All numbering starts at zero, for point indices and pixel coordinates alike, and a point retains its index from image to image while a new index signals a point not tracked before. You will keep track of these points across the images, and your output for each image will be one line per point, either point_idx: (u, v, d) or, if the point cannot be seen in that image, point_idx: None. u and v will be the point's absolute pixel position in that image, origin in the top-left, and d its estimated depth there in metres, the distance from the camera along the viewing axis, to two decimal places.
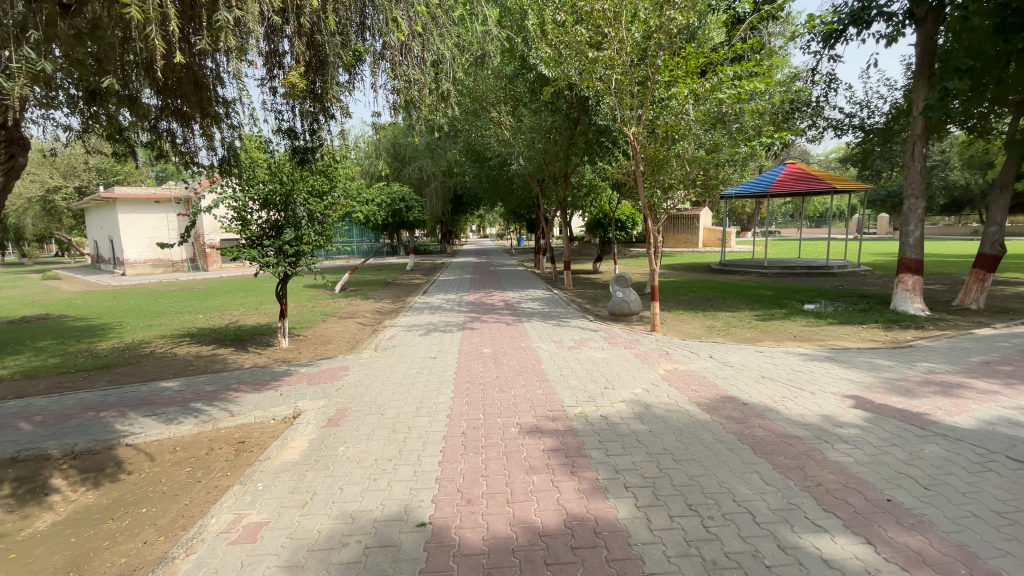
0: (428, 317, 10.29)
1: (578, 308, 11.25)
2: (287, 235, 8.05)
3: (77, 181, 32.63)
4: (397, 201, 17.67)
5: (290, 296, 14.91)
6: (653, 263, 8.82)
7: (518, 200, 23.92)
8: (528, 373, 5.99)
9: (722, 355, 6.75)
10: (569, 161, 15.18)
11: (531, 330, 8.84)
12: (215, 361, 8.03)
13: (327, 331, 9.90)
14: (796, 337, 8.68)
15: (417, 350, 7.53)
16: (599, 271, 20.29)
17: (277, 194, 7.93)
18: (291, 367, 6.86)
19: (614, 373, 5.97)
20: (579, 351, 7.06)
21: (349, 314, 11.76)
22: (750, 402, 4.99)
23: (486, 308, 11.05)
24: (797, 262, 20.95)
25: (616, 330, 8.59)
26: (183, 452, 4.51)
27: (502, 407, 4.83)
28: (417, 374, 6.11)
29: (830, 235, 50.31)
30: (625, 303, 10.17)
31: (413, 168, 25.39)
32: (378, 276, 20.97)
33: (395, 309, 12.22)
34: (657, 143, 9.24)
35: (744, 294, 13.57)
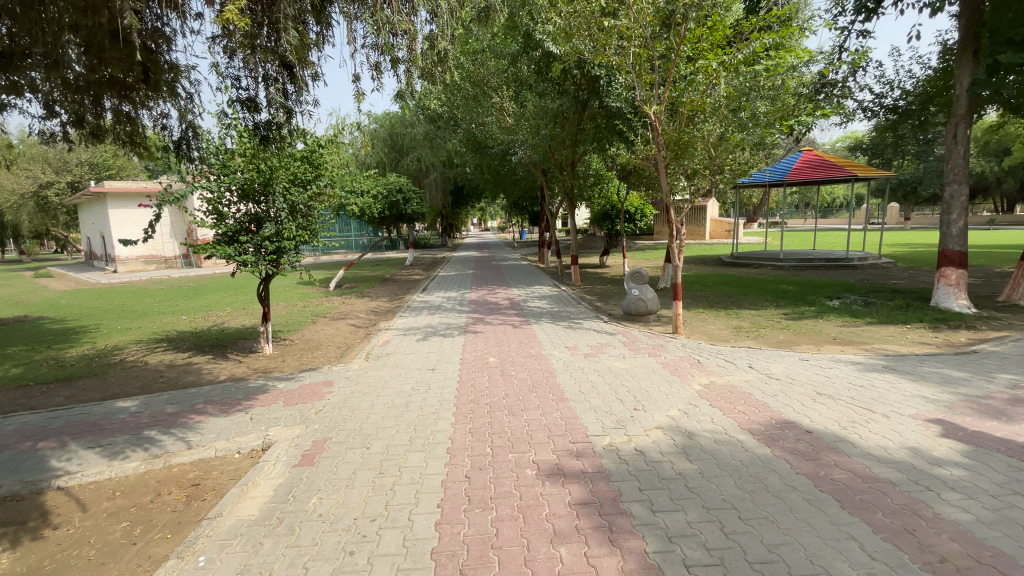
0: (428, 318, 9.41)
1: (590, 307, 10.35)
2: (267, 230, 7.14)
3: (66, 175, 31.69)
4: (394, 193, 16.74)
5: (281, 295, 14.02)
6: (677, 258, 7.91)
7: (521, 191, 22.93)
8: (542, 389, 5.12)
9: (763, 365, 5.87)
10: (577, 148, 14.25)
11: (542, 333, 7.96)
12: (189, 371, 7.17)
13: (317, 336, 9.04)
14: (836, 341, 7.81)
15: (413, 358, 6.66)
16: (607, 265, 19.41)
17: (254, 183, 7.04)
18: (270, 381, 5.99)
19: (642, 390, 5.09)
20: (598, 360, 6.18)
21: (342, 315, 10.87)
22: (815, 432, 4.11)
23: (490, 308, 10.18)
24: (813, 253, 20.05)
25: (636, 333, 7.71)
26: (122, 498, 3.63)
27: (514, 439, 3.96)
28: (412, 390, 5.24)
29: (839, 226, 49.29)
30: (642, 302, 9.30)
31: (411, 158, 24.38)
32: (376, 272, 20.08)
33: (392, 309, 11.34)
34: (680, 124, 8.19)
35: (765, 290, 12.66)
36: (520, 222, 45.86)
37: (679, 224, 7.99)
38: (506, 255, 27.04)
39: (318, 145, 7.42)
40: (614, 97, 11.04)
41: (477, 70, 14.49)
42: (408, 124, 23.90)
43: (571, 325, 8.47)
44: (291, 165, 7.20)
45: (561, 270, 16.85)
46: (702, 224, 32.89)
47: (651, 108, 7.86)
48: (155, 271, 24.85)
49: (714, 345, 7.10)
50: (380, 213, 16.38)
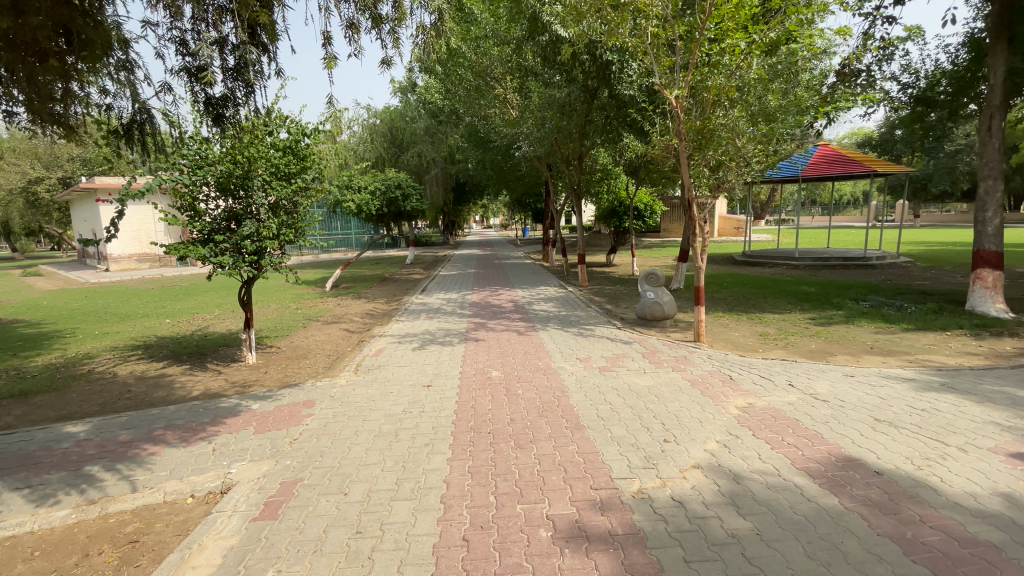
0: (426, 323, 8.69)
1: (600, 311, 9.59)
2: (246, 228, 6.42)
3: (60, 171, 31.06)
4: (392, 188, 15.96)
5: (274, 296, 13.31)
6: (699, 260, 7.14)
7: (524, 187, 22.14)
8: (555, 413, 4.41)
9: (805, 383, 5.14)
10: (585, 142, 13.47)
11: (550, 341, 7.24)
12: (160, 385, 6.50)
13: (305, 342, 8.34)
14: (873, 350, 7.08)
15: (407, 370, 5.93)
16: (614, 264, 18.68)
17: (232, 175, 6.34)
18: (244, 400, 5.29)
19: (671, 415, 4.37)
20: (616, 375, 5.46)
21: (334, 319, 10.16)
22: (886, 474, 3.39)
23: (493, 312, 9.46)
24: (829, 252, 19.23)
25: (655, 342, 6.98)
26: (41, 560, 2.96)
27: (523, 484, 3.26)
28: (404, 414, 4.54)
29: (847, 224, 48.46)
30: (657, 306, 8.59)
31: (411, 153, 23.54)
32: (375, 271, 19.39)
33: (388, 312, 10.63)
34: (703, 111, 7.32)
35: (785, 292, 11.89)
36: (523, 219, 44.99)
37: (703, 221, 7.22)
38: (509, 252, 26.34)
39: (304, 135, 6.72)
40: (627, 84, 10.24)
41: (479, 60, 14.11)
42: (409, 116, 23.28)
43: (581, 332, 7.72)
44: (273, 156, 6.51)
45: (567, 269, 16.10)
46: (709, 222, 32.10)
47: (672, 92, 6.98)
48: (149, 270, 24.25)
49: (744, 357, 6.36)
50: (379, 210, 15.62)
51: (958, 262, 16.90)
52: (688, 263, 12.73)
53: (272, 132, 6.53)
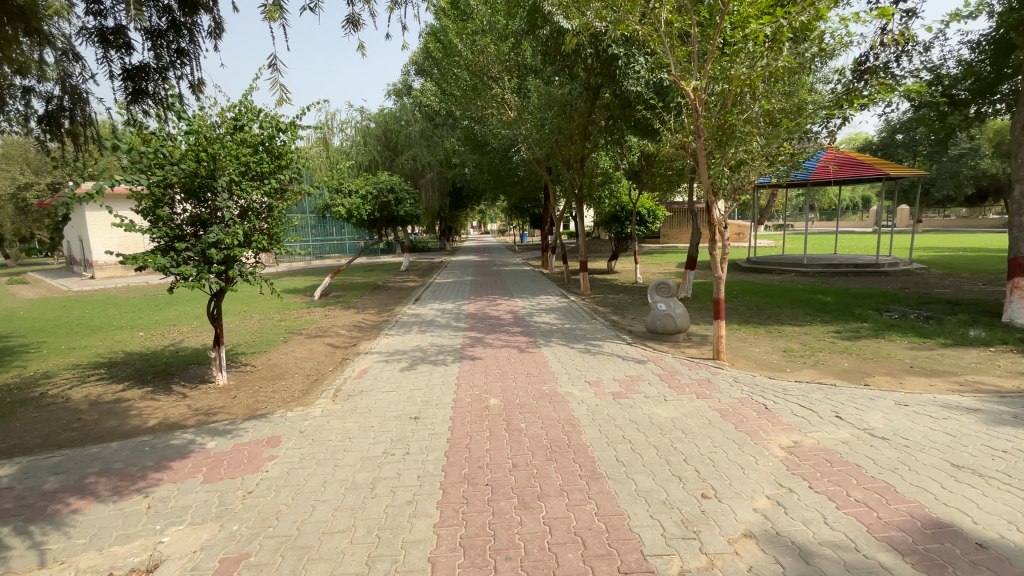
0: (417, 338, 7.94)
1: (606, 323, 8.86)
2: (211, 234, 5.66)
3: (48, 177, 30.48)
4: (385, 192, 14.71)
5: (258, 307, 12.53)
6: (720, 268, 6.41)
7: (523, 191, 21.37)
8: (566, 456, 3.68)
9: (856, 416, 4.40)
10: (587, 143, 12.77)
11: (555, 359, 6.51)
12: (114, 413, 5.72)
13: (284, 360, 7.57)
14: (914, 370, 6.37)
15: (392, 397, 5.16)
16: (616, 271, 17.98)
17: (196, 175, 5.61)
18: (200, 436, 4.52)
19: (705, 459, 3.65)
20: (634, 403, 4.73)
21: (318, 332, 9.38)
22: (992, 547, 2.67)
23: (492, 324, 8.71)
24: (839, 258, 18.55)
25: (671, 361, 6.26)
26: None
27: (531, 565, 2.53)
28: (385, 457, 3.79)
29: (848, 230, 48.02)
30: (669, 318, 7.87)
31: (406, 157, 22.65)
32: (368, 278, 18.64)
33: (377, 324, 9.86)
34: (724, 104, 6.58)
35: (801, 302, 11.19)
36: (521, 224, 44.34)
37: (725, 226, 6.47)
38: (507, 259, 25.63)
39: (281, 130, 6.01)
40: (635, 80, 9.51)
41: (476, 58, 13.58)
42: (404, 119, 22.59)
43: (589, 348, 6.98)
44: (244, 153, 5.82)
45: (567, 277, 15.36)
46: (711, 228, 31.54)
47: (690, 82, 6.26)
48: (136, 277, 23.33)
49: (774, 379, 5.64)
50: (372, 216, 14.71)
51: (974, 269, 16.26)
52: (696, 271, 12.07)
53: (241, 127, 5.86)
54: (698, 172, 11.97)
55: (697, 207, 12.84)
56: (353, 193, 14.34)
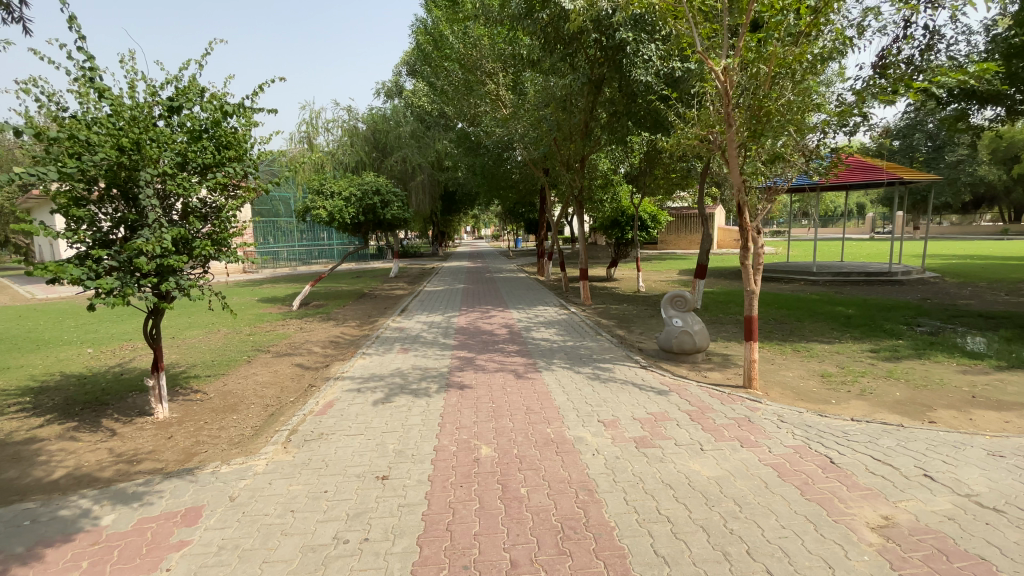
0: (398, 358, 6.92)
1: (613, 340, 7.87)
2: (138, 238, 4.58)
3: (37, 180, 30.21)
4: (370, 194, 13.64)
5: (229, 319, 11.45)
6: (753, 281, 5.47)
7: (517, 194, 20.36)
8: (583, 547, 2.68)
9: (950, 476, 3.43)
10: (589, 141, 11.83)
11: (558, 386, 5.51)
12: (16, 459, 4.66)
13: (241, 386, 6.50)
14: (978, 399, 5.43)
15: (358, 442, 4.13)
16: (615, 278, 17.01)
17: (121, 168, 4.60)
18: (99, 506, 3.50)
19: (774, 550, 2.66)
20: (663, 455, 3.75)
21: (287, 350, 8.29)
22: None
23: (484, 341, 7.69)
24: (849, 266, 17.70)
25: (695, 391, 5.29)
26: None
27: None
28: (334, 548, 2.75)
29: (845, 237, 47.49)
30: (686, 337, 6.91)
31: (395, 158, 21.42)
32: (353, 286, 17.57)
33: (355, 340, 8.79)
34: (758, 89, 5.64)
35: (821, 315, 10.26)
36: (515, 230, 43.41)
37: (759, 229, 5.48)
38: (502, 265, 24.65)
39: (227, 114, 4.97)
40: (643, 69, 8.52)
41: (469, 52, 12.74)
42: (393, 119, 21.48)
43: (597, 372, 5.96)
44: (182, 141, 4.81)
45: (566, 284, 14.33)
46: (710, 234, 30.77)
47: (720, 62, 5.34)
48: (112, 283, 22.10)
49: (823, 417, 4.67)
50: (356, 220, 13.54)
51: (991, 278, 15.44)
52: (706, 279, 11.12)
53: (179, 109, 4.83)
54: (719, 157, 10.82)
55: (707, 211, 11.80)
56: (336, 195, 13.26)
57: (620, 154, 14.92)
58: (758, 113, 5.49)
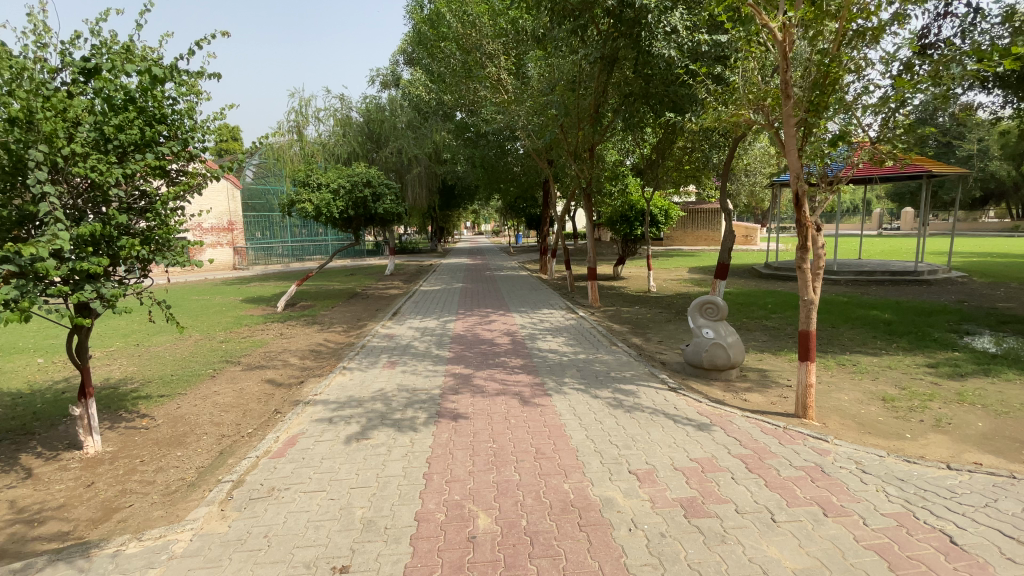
0: (382, 374, 5.91)
1: (630, 351, 6.86)
2: (47, 236, 3.47)
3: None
4: (360, 187, 12.60)
5: (203, 324, 10.41)
6: (811, 291, 4.48)
7: (517, 188, 19.27)
8: None
9: None
10: (599, 127, 10.81)
11: (573, 415, 4.51)
12: None
13: (197, 410, 5.51)
14: None
15: (317, 506, 3.14)
16: (623, 277, 16.01)
17: (18, 146, 3.45)
18: None
19: None
20: (721, 532, 2.78)
21: (259, 362, 7.28)
22: None
23: (483, 353, 6.68)
24: (870, 265, 16.66)
25: (740, 424, 4.32)
26: None
27: None
28: None
29: (853, 233, 46.56)
30: (719, 351, 5.94)
31: (389, 149, 20.06)
32: (345, 284, 16.58)
33: (338, 349, 7.77)
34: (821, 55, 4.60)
35: (857, 320, 9.24)
36: (515, 227, 42.33)
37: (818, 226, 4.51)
38: (501, 262, 23.59)
39: (159, 79, 4.00)
40: (665, 41, 7.55)
41: (467, 31, 11.73)
42: (388, 109, 20.29)
43: (618, 395, 4.97)
44: (102, 112, 3.82)
45: (572, 284, 13.30)
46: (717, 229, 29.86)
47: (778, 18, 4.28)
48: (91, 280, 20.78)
49: (908, 463, 3.72)
50: (345, 213, 12.49)
51: None
52: (727, 280, 10.12)
53: (96, 74, 3.85)
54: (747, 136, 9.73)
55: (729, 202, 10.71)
56: (324, 186, 12.21)
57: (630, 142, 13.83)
58: (823, 85, 4.51)
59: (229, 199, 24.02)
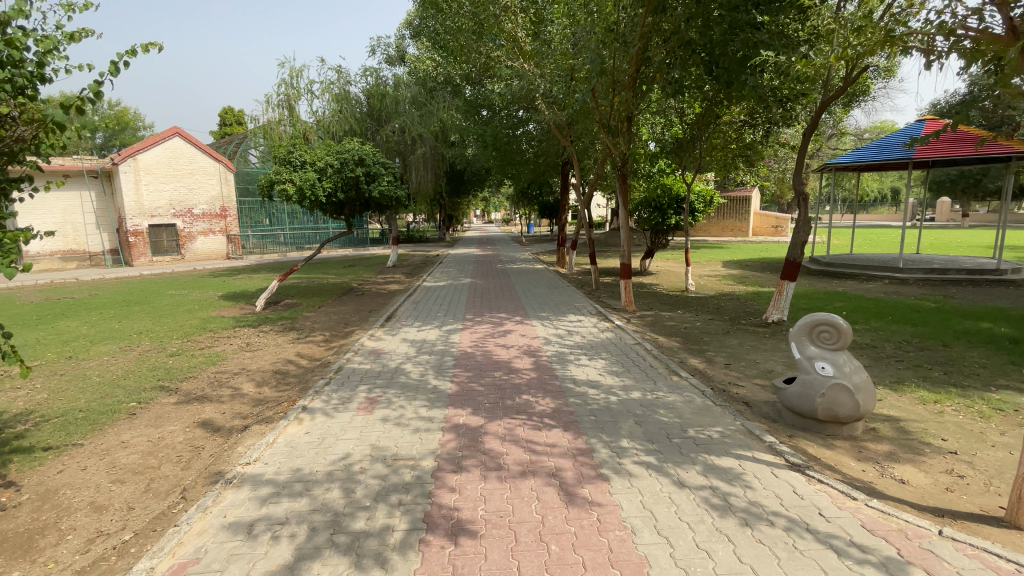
0: (355, 424, 4.10)
1: (701, 384, 4.98)
2: None
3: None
4: (351, 165, 10.73)
5: (162, 328, 8.72)
6: None
7: (532, 174, 17.21)
8: None
9: None
10: (640, 89, 8.83)
11: (655, 524, 2.67)
12: None
13: (83, 478, 3.77)
14: None
15: None
16: (653, 272, 14.12)
17: None
18: None
19: None
20: None
21: (203, 390, 5.51)
22: None
23: (498, 388, 4.81)
24: (936, 260, 14.57)
25: (952, 560, 2.47)
26: None
27: None
28: None
29: (884, 224, 44.03)
30: (841, 396, 4.14)
31: (391, 127, 17.99)
32: (341, 278, 14.87)
33: (308, 371, 5.96)
34: None
35: (969, 334, 7.29)
36: (527, 215, 40.29)
37: None
38: (512, 254, 21.66)
39: None
40: None
41: None
42: (392, 85, 18.32)
43: (717, 481, 3.12)
44: None
45: (598, 281, 11.45)
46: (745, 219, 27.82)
47: None
48: (88, 268, 19.67)
49: None
50: (333, 197, 10.65)
51: None
52: (796, 280, 8.18)
53: None
54: (846, 89, 7.68)
55: (806, 153, 7.82)
56: (309, 165, 10.35)
57: (671, 110, 11.73)
58: None
59: (222, 183, 22.18)
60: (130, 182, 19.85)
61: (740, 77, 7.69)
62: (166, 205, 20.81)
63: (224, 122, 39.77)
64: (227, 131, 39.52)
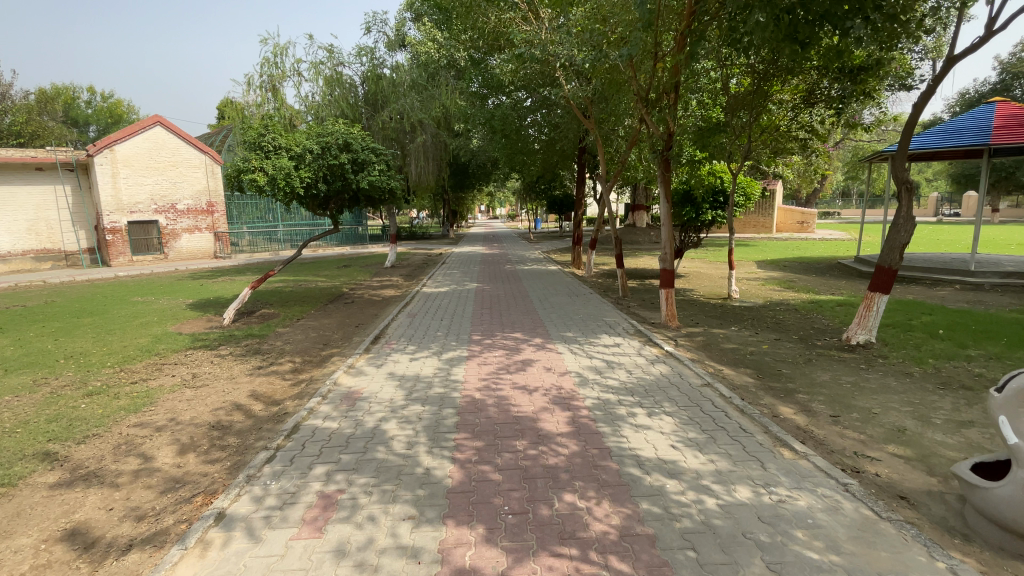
0: (291, 563, 2.43)
1: (833, 469, 3.27)
2: None
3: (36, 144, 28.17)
4: (337, 150, 9.05)
5: (100, 350, 7.11)
6: None
7: (545, 164, 15.44)
8: None
9: None
10: (692, 51, 7.04)
11: None
12: None
13: None
14: None
15: None
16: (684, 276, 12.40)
17: None
18: None
19: None
20: None
21: (99, 462, 3.86)
22: None
23: (525, 476, 3.11)
24: (1006, 261, 12.82)
25: None
26: None
27: None
28: None
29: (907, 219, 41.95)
30: None
31: (388, 112, 16.25)
32: (332, 282, 13.23)
33: (256, 428, 4.29)
34: None
35: None
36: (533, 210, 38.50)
37: None
38: (520, 253, 19.93)
39: None
40: None
41: None
42: (391, 67, 16.61)
43: None
44: None
45: (626, 288, 9.75)
46: (768, 213, 26.01)
47: None
48: (62, 269, 18.16)
49: None
50: (314, 188, 9.01)
51: None
52: (890, 293, 6.45)
53: None
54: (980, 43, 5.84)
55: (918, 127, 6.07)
56: (284, 151, 8.76)
57: (713, 86, 9.96)
58: None
59: (209, 177, 20.54)
60: (107, 175, 18.29)
61: (842, 21, 5.77)
62: (147, 200, 19.27)
63: (220, 116, 38.13)
64: (222, 124, 37.92)
